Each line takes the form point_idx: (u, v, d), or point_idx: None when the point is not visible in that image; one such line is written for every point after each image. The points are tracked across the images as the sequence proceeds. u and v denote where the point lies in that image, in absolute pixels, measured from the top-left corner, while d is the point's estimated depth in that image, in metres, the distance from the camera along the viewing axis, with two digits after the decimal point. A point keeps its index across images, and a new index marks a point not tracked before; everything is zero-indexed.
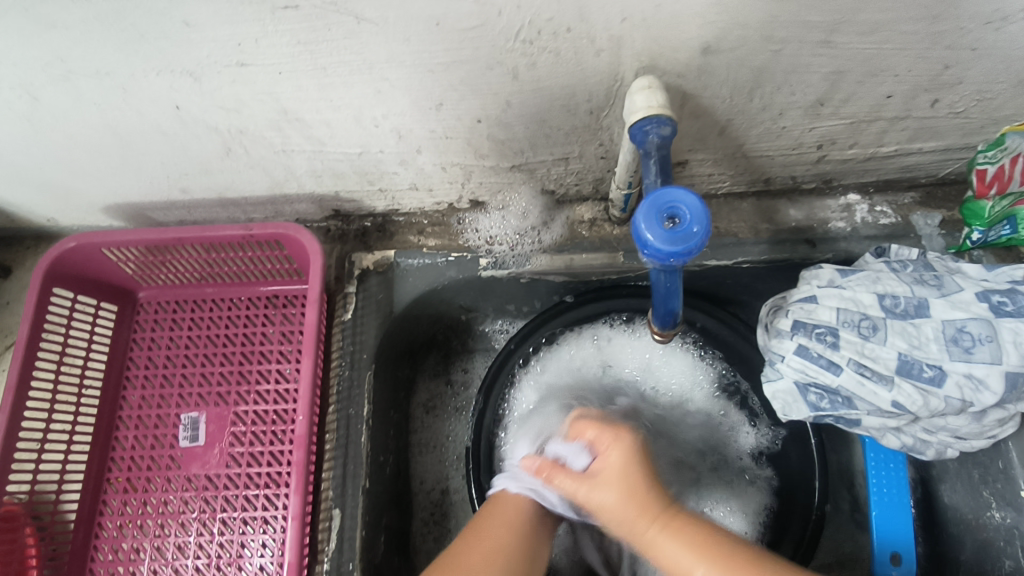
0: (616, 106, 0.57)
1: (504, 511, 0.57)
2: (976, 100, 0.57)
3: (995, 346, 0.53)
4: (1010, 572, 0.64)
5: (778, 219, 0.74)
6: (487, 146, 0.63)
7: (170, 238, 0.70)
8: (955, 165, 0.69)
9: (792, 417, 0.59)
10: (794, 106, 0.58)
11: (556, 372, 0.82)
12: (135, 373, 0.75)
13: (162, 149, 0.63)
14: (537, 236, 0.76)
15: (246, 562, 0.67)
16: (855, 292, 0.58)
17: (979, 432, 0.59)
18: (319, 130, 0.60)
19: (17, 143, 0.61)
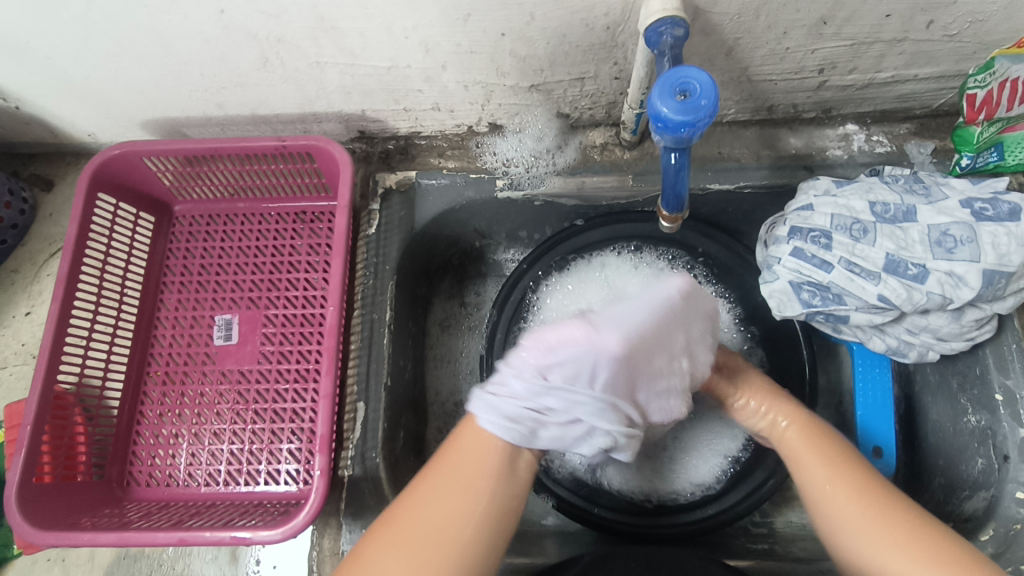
0: (633, 21, 0.61)
1: (472, 434, 0.59)
2: (969, 22, 0.61)
3: (975, 246, 0.58)
4: (981, 469, 0.69)
5: (779, 146, 0.78)
6: (510, 63, 0.67)
7: (207, 149, 0.75)
8: (948, 95, 0.74)
9: (787, 314, 0.64)
10: (799, 25, 0.61)
11: (561, 299, 0.85)
12: (172, 279, 0.81)
13: (203, 58, 0.66)
14: (552, 159, 0.80)
15: (278, 447, 0.72)
16: (849, 200, 0.62)
17: (959, 333, 0.63)
18: (352, 39, 0.63)
19: (68, 47, 0.65)
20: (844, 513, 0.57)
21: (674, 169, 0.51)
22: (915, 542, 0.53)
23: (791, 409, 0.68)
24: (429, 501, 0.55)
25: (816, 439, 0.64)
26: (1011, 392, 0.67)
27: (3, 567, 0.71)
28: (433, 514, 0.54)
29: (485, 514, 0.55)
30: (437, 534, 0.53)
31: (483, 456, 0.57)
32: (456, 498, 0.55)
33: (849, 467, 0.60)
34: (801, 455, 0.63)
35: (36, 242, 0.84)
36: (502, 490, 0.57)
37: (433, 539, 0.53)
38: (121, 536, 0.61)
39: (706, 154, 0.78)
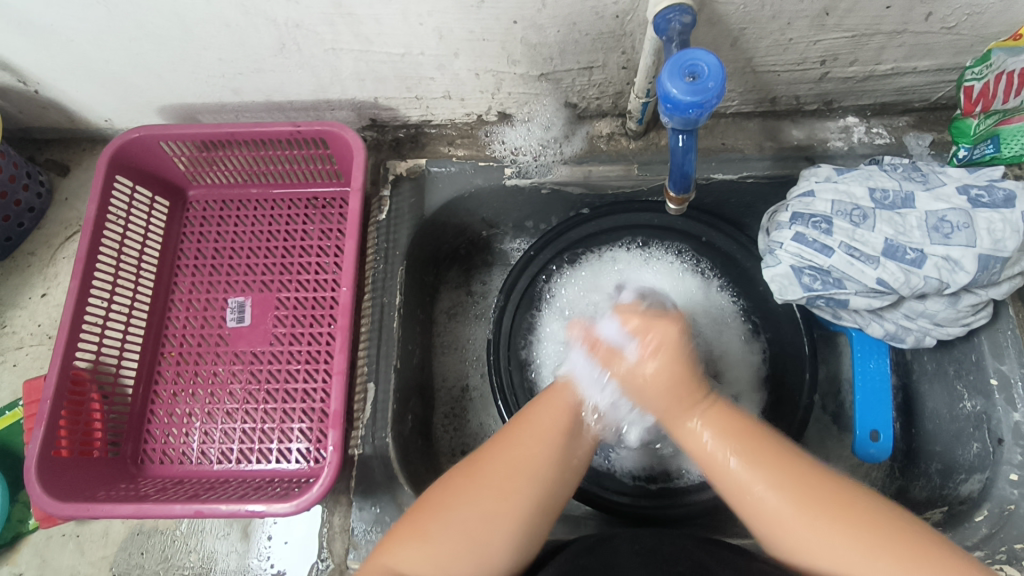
0: (641, 10, 0.63)
1: (552, 399, 0.60)
2: (966, 14, 0.63)
3: (971, 231, 0.60)
4: (977, 453, 0.70)
5: (781, 138, 0.80)
6: (520, 50, 0.69)
7: (223, 133, 0.76)
8: (946, 88, 0.76)
9: (787, 297, 0.65)
10: (802, 16, 0.63)
11: (577, 291, 0.87)
12: (186, 262, 0.82)
13: (222, 43, 0.68)
14: (559, 148, 0.82)
15: (289, 426, 0.74)
16: (849, 186, 0.64)
17: (955, 319, 0.65)
18: (368, 26, 0.65)
19: (91, 31, 0.67)
20: (762, 504, 0.52)
21: (681, 149, 0.54)
22: (869, 529, 0.48)
23: (693, 394, 0.57)
24: (503, 453, 0.56)
25: (727, 431, 0.55)
26: (1006, 377, 0.69)
27: (18, 542, 0.72)
28: (508, 462, 0.55)
29: (557, 468, 0.56)
30: (511, 480, 0.54)
31: (559, 415, 0.59)
32: (534, 451, 0.56)
33: (795, 474, 0.52)
34: (716, 450, 0.54)
35: (52, 226, 0.86)
36: (573, 447, 0.58)
37: (507, 485, 0.54)
38: (138, 508, 0.63)
39: (710, 145, 0.80)
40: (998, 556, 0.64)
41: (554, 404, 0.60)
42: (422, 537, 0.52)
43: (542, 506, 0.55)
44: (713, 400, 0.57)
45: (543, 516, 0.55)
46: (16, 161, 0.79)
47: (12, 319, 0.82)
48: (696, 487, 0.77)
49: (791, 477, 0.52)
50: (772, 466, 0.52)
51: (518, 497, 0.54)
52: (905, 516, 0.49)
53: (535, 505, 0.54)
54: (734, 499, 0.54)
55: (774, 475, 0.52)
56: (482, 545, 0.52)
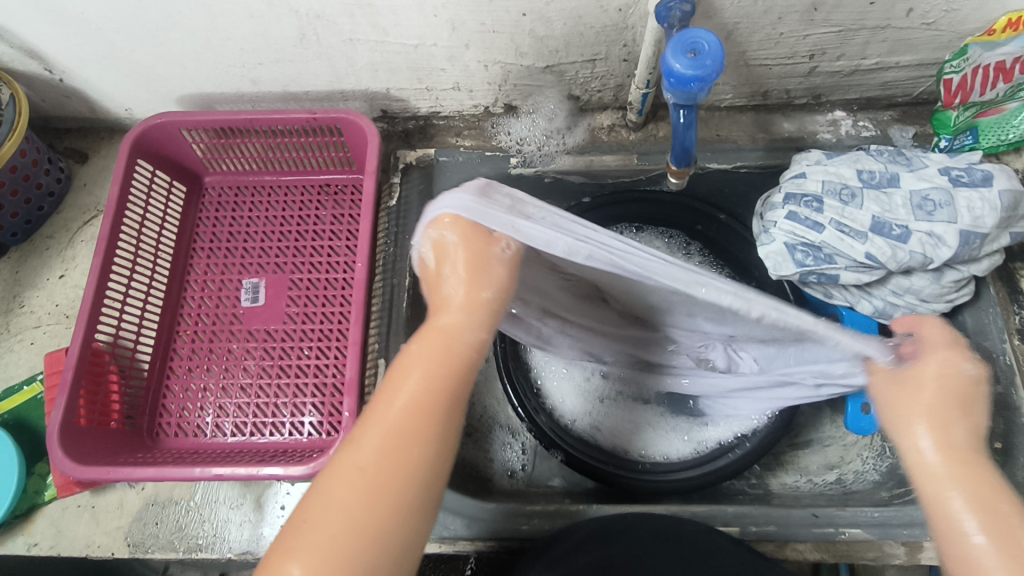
0: (642, 4, 0.67)
1: (416, 357, 0.46)
2: (944, 11, 0.68)
3: (952, 209, 0.64)
4: None
5: (773, 130, 0.84)
6: (528, 43, 0.73)
7: (241, 120, 0.80)
8: (927, 83, 0.80)
9: (782, 274, 0.68)
10: (792, 11, 0.68)
11: None
12: (202, 245, 0.85)
13: (245, 34, 0.72)
14: (562, 139, 0.86)
15: (301, 400, 0.76)
16: (838, 168, 0.69)
17: (939, 295, 0.69)
18: (385, 17, 0.69)
19: (120, 20, 0.70)
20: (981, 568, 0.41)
21: (682, 125, 0.60)
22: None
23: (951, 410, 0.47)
24: (363, 456, 0.42)
25: (978, 481, 0.44)
26: (988, 352, 0.72)
27: (34, 513, 0.74)
28: (365, 475, 0.42)
29: (434, 456, 0.44)
30: (371, 491, 0.41)
31: (413, 386, 0.45)
32: (398, 444, 0.43)
33: (998, 490, 0.44)
34: (940, 483, 0.45)
35: (70, 211, 0.88)
36: (447, 417, 0.45)
37: (362, 497, 0.41)
38: (159, 471, 0.66)
39: (706, 136, 0.84)
40: None
41: (415, 362, 0.46)
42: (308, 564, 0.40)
43: (414, 504, 0.43)
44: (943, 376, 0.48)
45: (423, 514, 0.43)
46: (39, 146, 0.82)
47: (30, 299, 0.84)
48: (695, 462, 0.80)
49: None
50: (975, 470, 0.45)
51: (392, 509, 0.41)
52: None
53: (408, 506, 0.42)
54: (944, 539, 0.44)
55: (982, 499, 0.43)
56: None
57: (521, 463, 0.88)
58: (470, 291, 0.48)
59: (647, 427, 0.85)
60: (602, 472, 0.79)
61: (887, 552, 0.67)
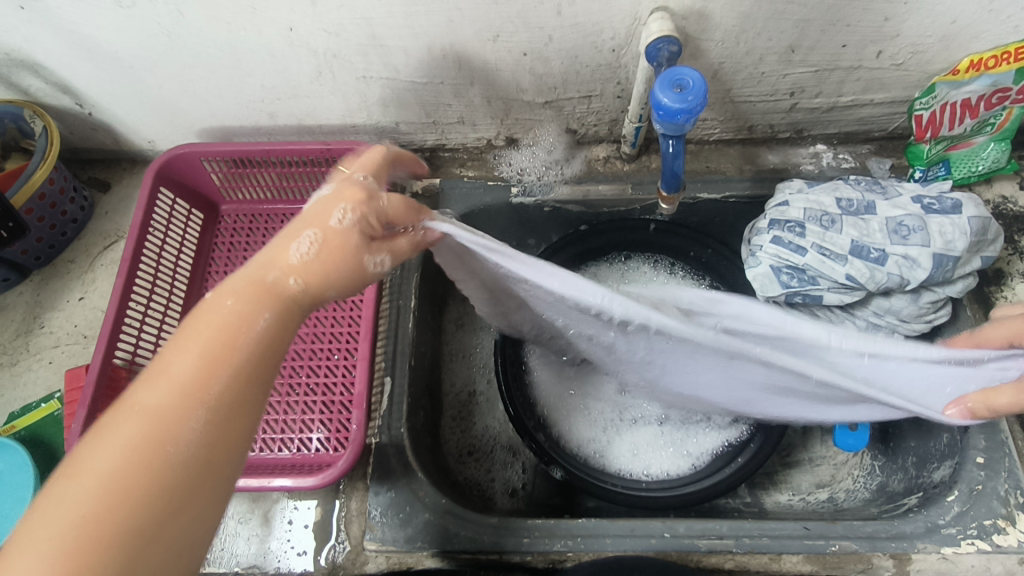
0: (634, 45, 0.73)
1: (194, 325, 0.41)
2: (911, 53, 0.74)
3: (925, 233, 0.69)
4: (947, 441, 0.75)
5: (759, 162, 0.89)
6: (528, 80, 0.79)
7: (258, 151, 0.85)
8: (901, 119, 0.86)
9: (768, 295, 0.73)
10: (772, 52, 0.74)
11: None
12: (217, 269, 0.89)
13: (266, 71, 0.77)
14: (561, 170, 0.91)
15: (309, 417, 0.79)
16: (818, 197, 0.74)
17: (917, 316, 0.73)
18: (397, 56, 0.75)
19: (150, 59, 0.75)
20: None
21: (671, 153, 0.65)
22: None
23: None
24: (110, 435, 0.36)
25: None
26: None
27: None
28: (118, 459, 0.35)
29: (211, 440, 0.39)
30: (114, 473, 0.35)
31: (182, 361, 0.40)
32: (159, 422, 0.37)
33: None
34: None
35: (92, 237, 0.93)
36: (236, 395, 0.40)
37: (103, 483, 0.35)
38: None
39: (696, 168, 0.89)
40: (969, 532, 0.69)
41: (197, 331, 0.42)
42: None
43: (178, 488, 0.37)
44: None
45: (195, 509, 0.37)
46: (66, 175, 0.87)
47: (50, 320, 0.87)
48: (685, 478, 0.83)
49: None
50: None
51: (145, 492, 0.35)
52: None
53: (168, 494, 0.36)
54: None
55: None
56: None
57: (521, 482, 0.91)
58: (289, 255, 0.45)
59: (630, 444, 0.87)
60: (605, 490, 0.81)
61: (876, 565, 0.68)
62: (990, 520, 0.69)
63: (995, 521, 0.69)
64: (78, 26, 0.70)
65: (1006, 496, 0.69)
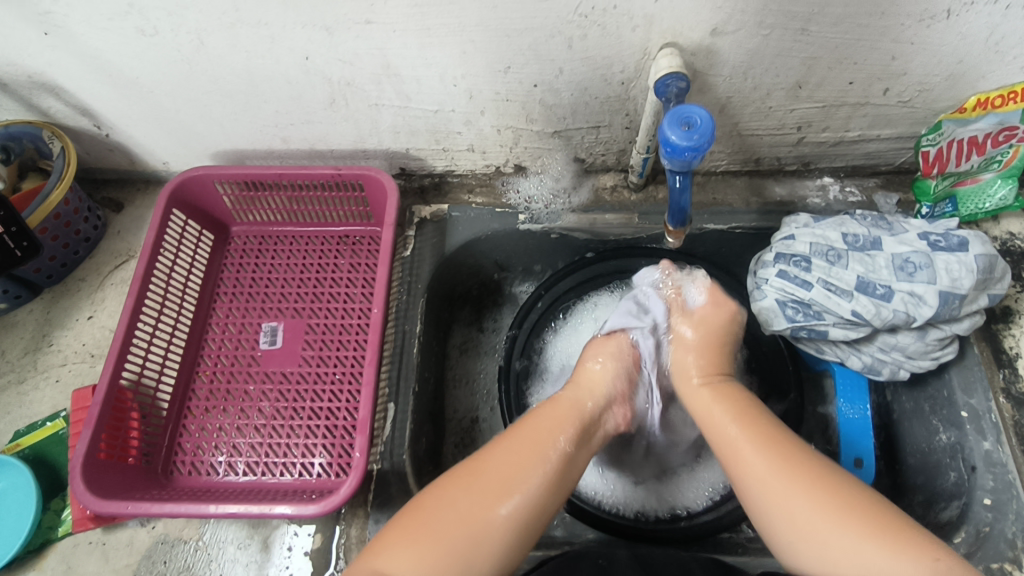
0: (642, 79, 0.74)
1: (524, 441, 0.62)
2: (918, 90, 0.75)
3: (932, 270, 0.69)
4: (954, 481, 0.75)
5: (765, 194, 0.90)
6: (538, 110, 0.80)
7: (271, 175, 0.86)
8: (907, 154, 0.86)
9: (774, 328, 0.74)
10: (779, 88, 0.75)
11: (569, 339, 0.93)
12: (225, 290, 0.90)
13: (281, 97, 0.78)
14: (568, 198, 0.92)
15: (312, 441, 0.79)
16: (825, 231, 0.74)
17: (924, 352, 0.73)
18: (410, 85, 0.76)
19: (170, 84, 0.77)
20: (752, 468, 0.60)
21: (678, 189, 0.66)
22: (838, 502, 0.55)
23: (745, 411, 0.65)
24: (466, 503, 0.57)
25: (749, 420, 0.64)
26: (975, 410, 0.74)
27: (46, 548, 0.76)
28: (472, 496, 0.58)
29: (517, 531, 0.57)
30: (450, 542, 0.55)
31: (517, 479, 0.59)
32: (487, 488, 0.58)
33: (761, 423, 0.63)
34: (710, 407, 0.67)
35: (103, 256, 0.94)
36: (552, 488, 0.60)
37: (439, 549, 0.55)
38: (175, 507, 0.69)
39: (703, 199, 0.90)
40: None
41: (553, 412, 0.66)
42: (411, 539, 0.56)
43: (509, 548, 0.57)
44: (726, 383, 0.69)
45: (455, 549, 0.55)
46: (80, 196, 0.88)
47: (58, 338, 0.88)
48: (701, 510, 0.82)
49: (774, 447, 0.60)
50: (768, 438, 0.62)
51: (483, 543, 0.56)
52: (881, 504, 0.55)
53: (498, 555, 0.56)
54: (733, 462, 0.62)
55: (795, 486, 0.57)
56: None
57: None
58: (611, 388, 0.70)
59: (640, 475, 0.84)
60: (611, 525, 0.81)
61: None
62: (998, 563, 0.67)
63: (1003, 564, 0.67)
64: (102, 52, 0.72)
65: (1015, 539, 0.68)
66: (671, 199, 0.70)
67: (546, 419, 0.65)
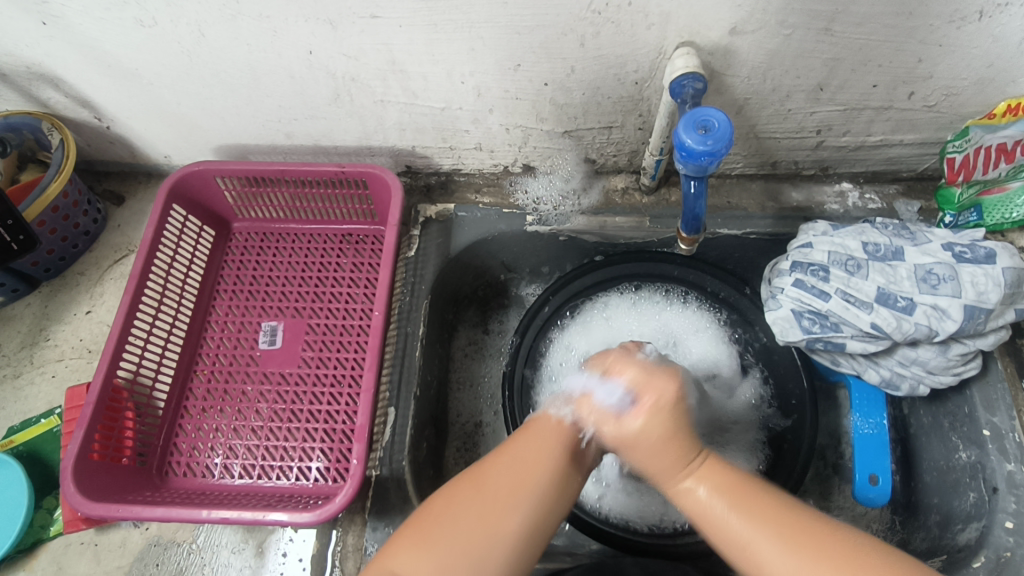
0: (657, 79, 0.71)
1: (521, 449, 0.57)
2: (945, 95, 0.72)
3: (956, 283, 0.66)
4: (973, 502, 0.72)
5: (782, 199, 0.87)
6: (547, 110, 0.77)
7: (273, 171, 0.84)
8: (931, 160, 0.83)
9: (789, 340, 0.71)
10: (799, 90, 0.72)
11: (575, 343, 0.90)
12: (225, 287, 0.88)
13: (284, 92, 0.76)
14: (577, 200, 0.89)
15: (309, 445, 0.77)
16: (844, 239, 0.71)
17: (946, 367, 0.70)
18: (416, 82, 0.73)
19: (170, 77, 0.75)
20: (769, 564, 0.48)
21: (693, 194, 0.64)
22: (849, 567, 0.46)
23: (737, 487, 0.53)
24: (476, 507, 0.52)
25: (739, 497, 0.52)
26: (997, 428, 0.71)
27: (37, 547, 0.75)
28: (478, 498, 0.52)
29: (564, 489, 0.56)
30: (517, 494, 0.53)
31: (557, 451, 0.57)
32: (485, 494, 0.53)
33: (772, 515, 0.50)
34: (710, 507, 0.52)
35: (103, 249, 0.92)
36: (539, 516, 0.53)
37: (512, 499, 0.52)
38: (166, 511, 0.67)
39: (717, 203, 0.87)
40: None
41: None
42: (424, 541, 0.51)
43: (542, 522, 0.53)
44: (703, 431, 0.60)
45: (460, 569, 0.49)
46: (80, 188, 0.87)
47: (56, 332, 0.87)
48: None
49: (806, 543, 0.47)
50: (738, 490, 0.52)
51: (529, 496, 0.53)
52: (875, 550, 0.47)
53: (526, 526, 0.52)
54: (739, 552, 0.50)
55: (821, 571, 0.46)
56: (490, 548, 0.50)
57: None
58: None
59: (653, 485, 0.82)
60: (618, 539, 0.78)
61: None
62: None
63: None
64: (100, 43, 0.70)
65: None
66: (685, 205, 0.68)
67: (541, 438, 0.58)
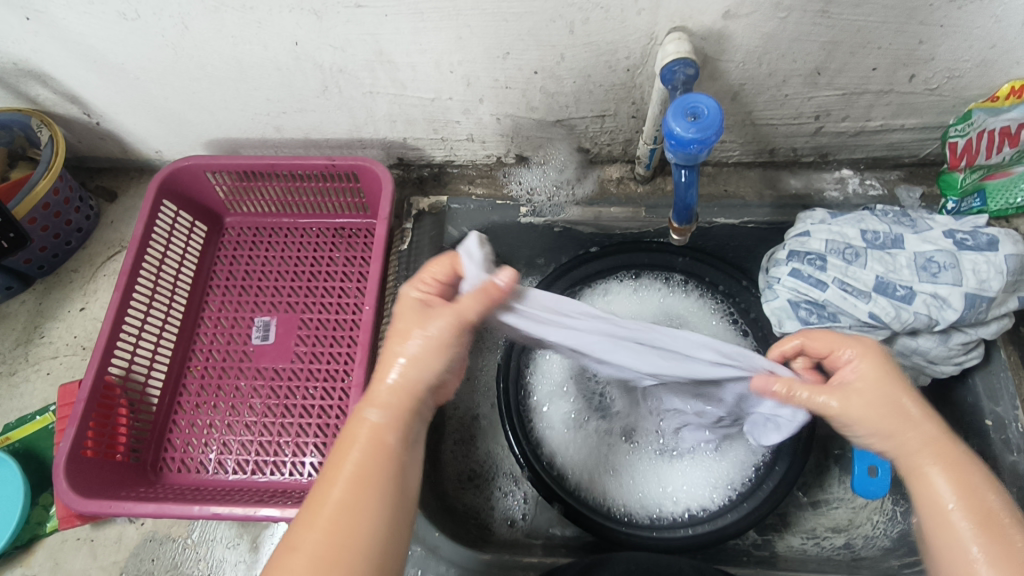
0: (649, 65, 0.69)
1: (339, 472, 0.44)
2: (947, 77, 0.70)
3: (957, 271, 0.65)
4: None
5: (780, 186, 0.85)
6: (539, 98, 0.76)
7: (264, 165, 0.83)
8: (934, 145, 0.81)
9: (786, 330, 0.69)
10: (796, 75, 0.70)
11: None
12: (218, 283, 0.88)
13: (272, 84, 0.75)
14: (572, 190, 0.88)
15: (303, 440, 0.77)
16: (842, 228, 0.70)
17: (947, 357, 0.68)
18: (404, 72, 0.72)
19: (156, 71, 0.74)
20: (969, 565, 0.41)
21: (684, 183, 0.63)
22: None
23: (971, 487, 0.44)
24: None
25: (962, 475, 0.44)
26: (1000, 418, 0.70)
27: (34, 544, 0.75)
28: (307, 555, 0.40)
29: (398, 482, 0.45)
30: (343, 524, 0.41)
31: (360, 463, 0.44)
32: (317, 551, 0.40)
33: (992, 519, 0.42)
34: (922, 479, 0.46)
35: (96, 246, 0.92)
36: (383, 530, 0.42)
37: (347, 528, 0.41)
38: (159, 507, 0.67)
39: (713, 192, 0.86)
40: None
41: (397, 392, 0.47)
42: None
43: (395, 528, 0.43)
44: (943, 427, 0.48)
45: None
46: (71, 185, 0.86)
47: (50, 330, 0.87)
48: (716, 512, 0.78)
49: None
50: (971, 471, 0.45)
51: (370, 510, 0.42)
52: None
53: (379, 535, 0.42)
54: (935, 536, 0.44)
55: None
56: None
57: (522, 512, 0.83)
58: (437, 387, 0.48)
59: (651, 477, 0.81)
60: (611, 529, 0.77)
61: None
62: None
63: None
64: (84, 37, 0.69)
65: None
66: (676, 194, 0.67)
67: (354, 448, 0.45)
